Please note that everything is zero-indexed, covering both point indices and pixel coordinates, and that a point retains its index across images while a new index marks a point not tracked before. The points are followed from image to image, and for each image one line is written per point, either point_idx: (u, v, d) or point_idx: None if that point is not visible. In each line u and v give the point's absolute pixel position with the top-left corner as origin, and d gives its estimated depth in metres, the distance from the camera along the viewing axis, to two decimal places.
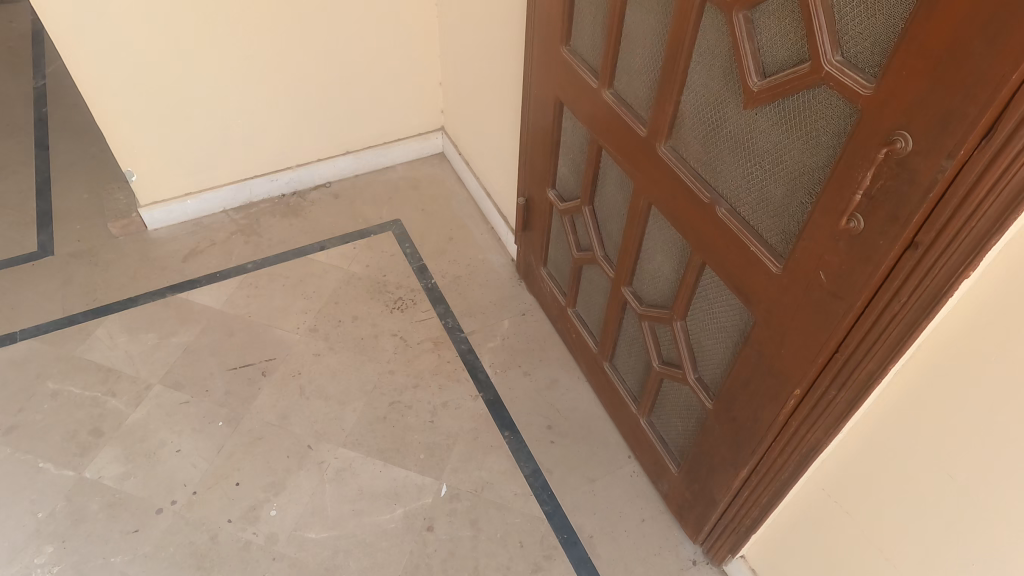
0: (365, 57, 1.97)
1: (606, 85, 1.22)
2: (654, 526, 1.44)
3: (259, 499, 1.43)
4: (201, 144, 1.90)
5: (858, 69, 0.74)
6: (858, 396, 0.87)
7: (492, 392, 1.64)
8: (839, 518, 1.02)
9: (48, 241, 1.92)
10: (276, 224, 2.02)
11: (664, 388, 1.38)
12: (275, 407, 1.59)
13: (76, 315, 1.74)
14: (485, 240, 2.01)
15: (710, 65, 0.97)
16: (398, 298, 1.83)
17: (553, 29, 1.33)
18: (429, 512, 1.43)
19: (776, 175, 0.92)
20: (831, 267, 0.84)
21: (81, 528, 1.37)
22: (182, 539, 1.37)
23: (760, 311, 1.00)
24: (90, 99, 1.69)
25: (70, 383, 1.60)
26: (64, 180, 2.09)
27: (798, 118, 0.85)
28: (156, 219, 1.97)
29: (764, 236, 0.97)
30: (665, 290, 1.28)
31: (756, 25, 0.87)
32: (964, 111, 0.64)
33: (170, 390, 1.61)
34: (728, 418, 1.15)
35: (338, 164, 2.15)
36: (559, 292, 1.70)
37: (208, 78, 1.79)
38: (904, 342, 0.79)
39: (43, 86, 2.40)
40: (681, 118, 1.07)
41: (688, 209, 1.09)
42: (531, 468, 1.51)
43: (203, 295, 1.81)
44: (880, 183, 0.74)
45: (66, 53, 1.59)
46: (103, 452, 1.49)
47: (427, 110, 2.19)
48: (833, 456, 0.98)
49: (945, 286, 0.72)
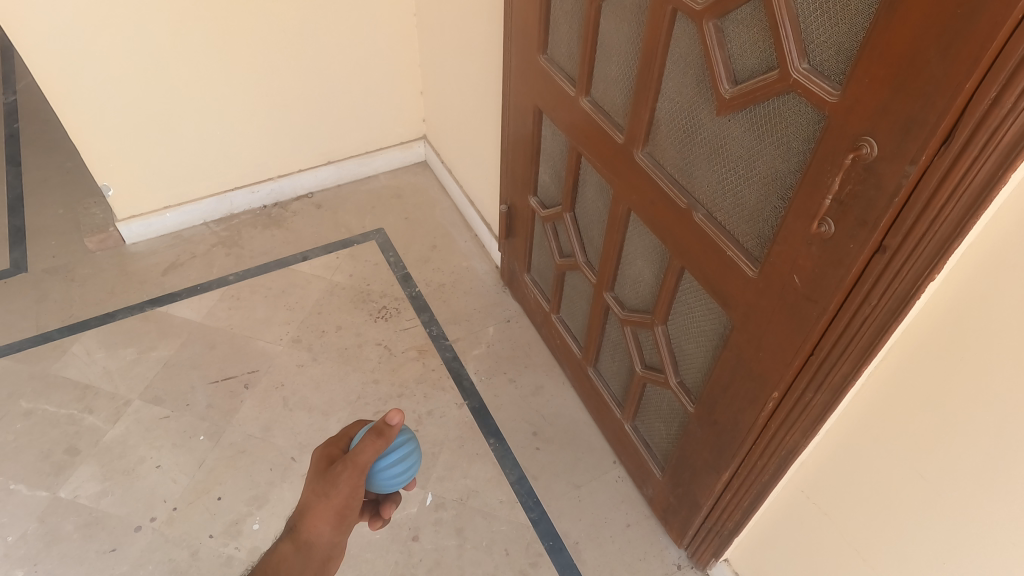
0: (343, 68, 1.97)
1: (584, 93, 1.23)
2: (639, 531, 1.44)
3: (241, 513, 1.43)
4: (179, 157, 1.90)
5: (825, 77, 0.75)
6: (833, 399, 0.88)
7: (477, 400, 1.64)
8: (816, 518, 1.04)
9: (21, 258, 1.90)
10: (258, 235, 2.02)
11: (648, 393, 1.39)
12: (257, 419, 1.58)
13: (51, 332, 1.73)
14: (469, 248, 2.02)
15: (683, 72, 0.98)
16: (382, 307, 1.83)
17: (530, 37, 1.34)
18: (414, 522, 1.42)
19: (750, 182, 0.93)
20: (805, 270, 0.85)
21: (54, 549, 1.36)
22: (162, 557, 1.36)
23: (738, 314, 1.00)
24: (60, 111, 1.67)
25: (44, 402, 1.58)
26: (38, 196, 2.08)
27: (768, 123, 0.86)
28: (134, 232, 1.96)
29: (740, 241, 0.98)
30: (645, 295, 1.29)
31: (725, 34, 0.88)
32: (924, 118, 0.65)
33: (150, 405, 1.59)
34: (709, 420, 1.16)
35: (320, 173, 2.15)
36: (542, 298, 1.71)
37: (184, 90, 1.78)
38: (875, 345, 0.80)
39: (14, 102, 2.39)
40: (657, 124, 1.08)
41: (665, 214, 1.10)
42: (517, 475, 1.51)
43: (182, 309, 1.80)
44: (849, 188, 0.75)
45: (31, 62, 1.57)
46: (78, 471, 1.47)
47: (408, 118, 2.20)
48: (811, 456, 1.00)
49: (912, 289, 0.73)
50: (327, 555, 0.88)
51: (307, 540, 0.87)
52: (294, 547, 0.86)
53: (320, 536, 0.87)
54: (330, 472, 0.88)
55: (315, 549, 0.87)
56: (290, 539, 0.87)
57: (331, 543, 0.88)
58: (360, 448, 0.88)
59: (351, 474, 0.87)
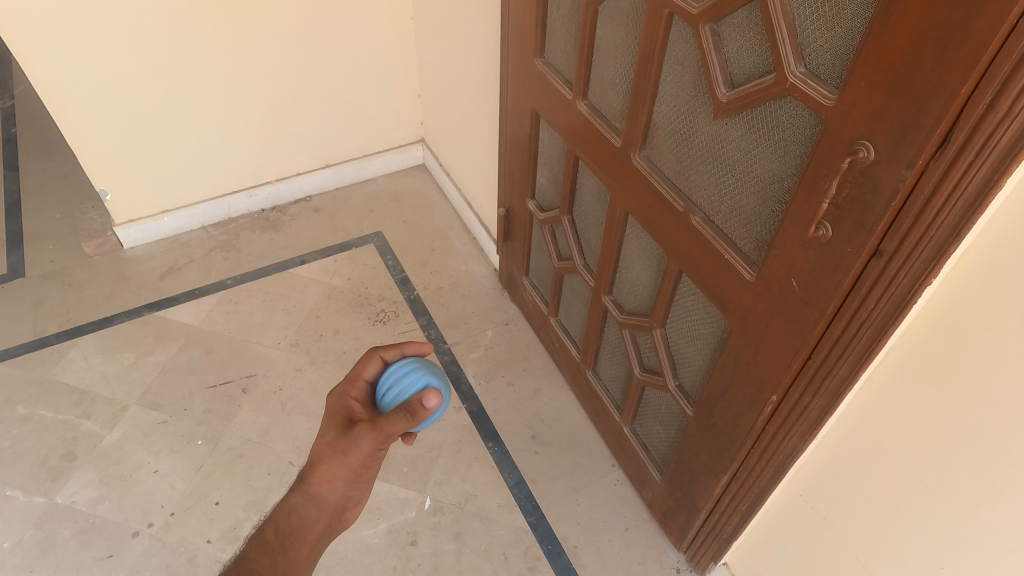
0: (341, 72, 1.98)
1: (581, 96, 1.23)
2: (638, 534, 1.44)
3: (239, 518, 1.42)
4: (176, 161, 1.90)
5: (821, 80, 0.75)
6: (831, 403, 0.88)
7: (475, 404, 1.64)
8: (814, 522, 1.04)
9: (18, 263, 1.90)
10: (256, 239, 2.02)
11: (647, 397, 1.39)
12: (255, 424, 1.58)
13: (49, 337, 1.72)
14: (467, 251, 2.02)
15: (680, 76, 0.98)
16: (380, 311, 1.83)
17: (527, 41, 1.34)
18: (412, 527, 1.42)
19: (747, 186, 0.93)
20: (802, 274, 0.85)
21: (51, 555, 1.35)
22: (159, 562, 1.36)
23: (736, 318, 1.00)
24: (57, 114, 1.67)
25: (41, 407, 1.58)
26: (35, 201, 2.07)
27: (765, 127, 0.86)
28: (131, 236, 1.96)
29: (737, 244, 0.98)
30: (644, 298, 1.29)
31: (722, 38, 0.88)
32: (921, 122, 0.65)
33: (147, 410, 1.59)
34: (707, 423, 1.16)
35: (318, 177, 2.15)
36: (541, 300, 1.71)
37: (181, 94, 1.78)
38: (872, 349, 0.80)
39: (12, 107, 2.39)
40: (655, 128, 1.08)
41: (663, 217, 1.10)
42: (515, 479, 1.51)
43: (180, 313, 1.80)
44: (845, 192, 0.75)
45: (28, 65, 1.56)
46: (75, 477, 1.47)
47: (406, 122, 2.20)
48: (809, 460, 1.00)
49: (909, 293, 0.73)
50: (339, 504, 0.94)
51: (316, 492, 0.92)
52: (304, 499, 0.93)
53: (332, 489, 0.92)
54: (351, 431, 0.90)
55: (326, 499, 0.93)
56: (300, 491, 0.93)
57: (343, 494, 0.94)
58: (388, 419, 0.88)
59: (373, 440, 0.88)
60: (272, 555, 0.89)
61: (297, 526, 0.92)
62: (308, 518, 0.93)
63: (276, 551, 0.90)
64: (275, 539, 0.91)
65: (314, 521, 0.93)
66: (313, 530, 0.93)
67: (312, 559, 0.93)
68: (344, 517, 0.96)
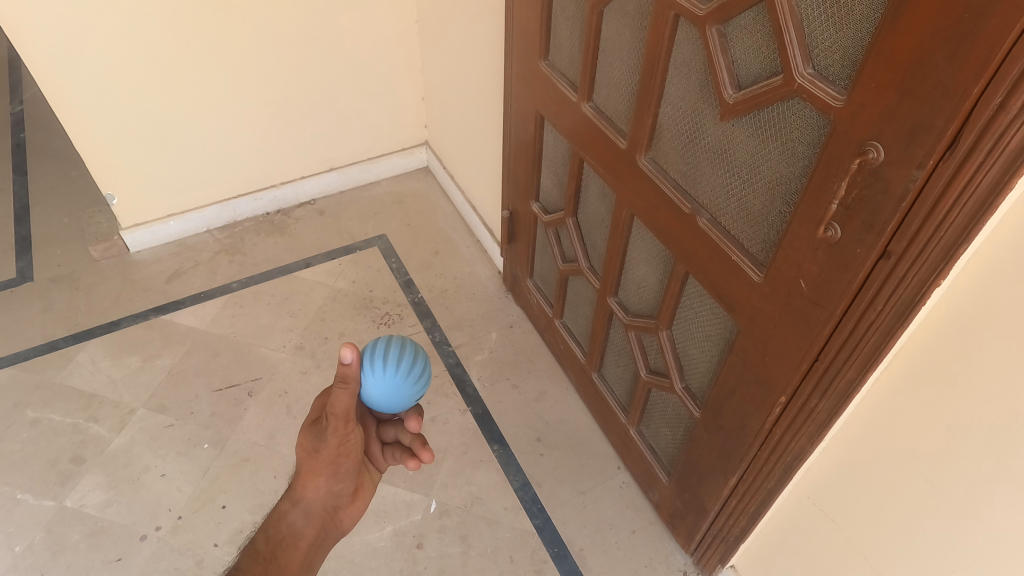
0: (344, 76, 1.98)
1: (585, 99, 1.23)
2: (645, 537, 1.43)
3: (246, 521, 1.42)
4: (182, 164, 1.90)
5: (829, 81, 0.75)
6: (839, 405, 0.88)
7: (481, 406, 1.64)
8: (822, 525, 1.03)
9: (26, 267, 1.90)
10: (261, 242, 2.02)
11: (653, 399, 1.38)
12: (261, 427, 1.58)
13: (56, 341, 1.72)
14: (471, 253, 2.02)
15: (686, 77, 0.98)
16: (385, 313, 1.83)
17: (531, 43, 1.34)
18: (418, 529, 1.42)
19: (754, 188, 0.93)
20: (811, 275, 0.85)
21: (60, 559, 1.35)
22: (167, 566, 1.35)
23: (743, 320, 1.00)
24: (64, 119, 1.67)
25: (50, 411, 1.58)
26: (42, 205, 2.08)
27: (773, 128, 0.86)
28: (137, 240, 1.96)
29: (744, 246, 0.98)
30: (650, 300, 1.28)
31: (729, 40, 0.88)
32: (931, 123, 0.65)
33: (154, 414, 1.59)
34: (715, 424, 1.15)
35: (323, 180, 2.15)
36: (546, 303, 1.70)
37: (187, 98, 1.78)
38: (881, 350, 0.80)
39: (21, 112, 2.40)
40: (660, 129, 1.08)
41: (669, 218, 1.10)
42: (521, 481, 1.51)
43: (187, 317, 1.80)
44: (854, 192, 0.75)
45: (34, 68, 1.57)
46: (84, 480, 1.47)
47: (410, 125, 2.20)
48: (816, 462, 0.99)
49: (918, 294, 0.73)
50: (328, 506, 0.96)
51: (302, 496, 0.94)
52: (292, 506, 0.95)
53: (316, 493, 0.95)
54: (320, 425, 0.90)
55: (312, 503, 0.95)
56: (287, 498, 0.95)
57: (330, 496, 0.96)
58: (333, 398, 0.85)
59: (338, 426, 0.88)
60: (263, 562, 0.87)
61: (288, 533, 0.93)
62: (298, 524, 0.94)
63: (268, 559, 0.88)
64: (267, 545, 0.90)
65: (305, 527, 0.94)
66: (305, 536, 0.94)
67: (308, 566, 0.92)
68: (337, 519, 0.97)
